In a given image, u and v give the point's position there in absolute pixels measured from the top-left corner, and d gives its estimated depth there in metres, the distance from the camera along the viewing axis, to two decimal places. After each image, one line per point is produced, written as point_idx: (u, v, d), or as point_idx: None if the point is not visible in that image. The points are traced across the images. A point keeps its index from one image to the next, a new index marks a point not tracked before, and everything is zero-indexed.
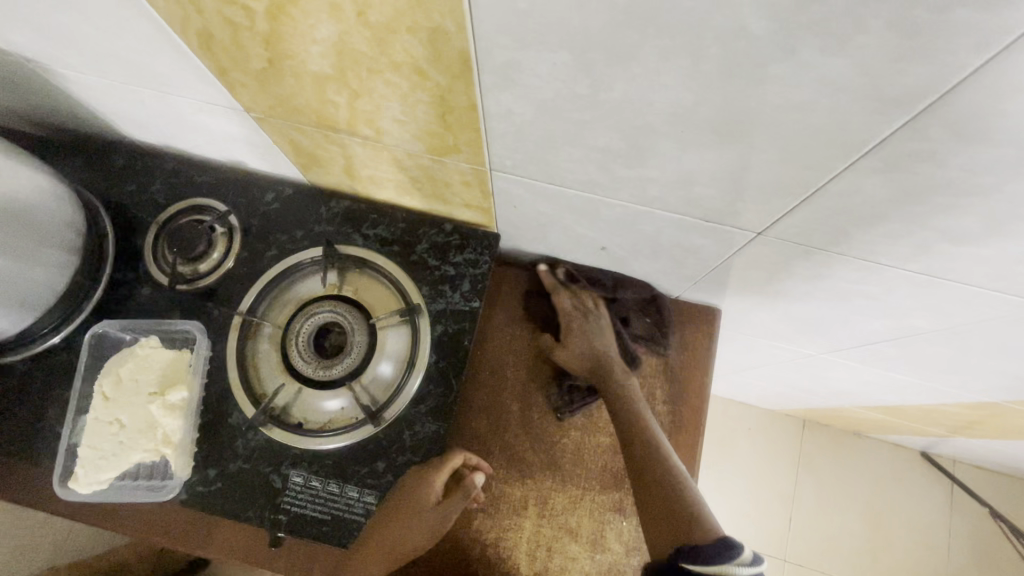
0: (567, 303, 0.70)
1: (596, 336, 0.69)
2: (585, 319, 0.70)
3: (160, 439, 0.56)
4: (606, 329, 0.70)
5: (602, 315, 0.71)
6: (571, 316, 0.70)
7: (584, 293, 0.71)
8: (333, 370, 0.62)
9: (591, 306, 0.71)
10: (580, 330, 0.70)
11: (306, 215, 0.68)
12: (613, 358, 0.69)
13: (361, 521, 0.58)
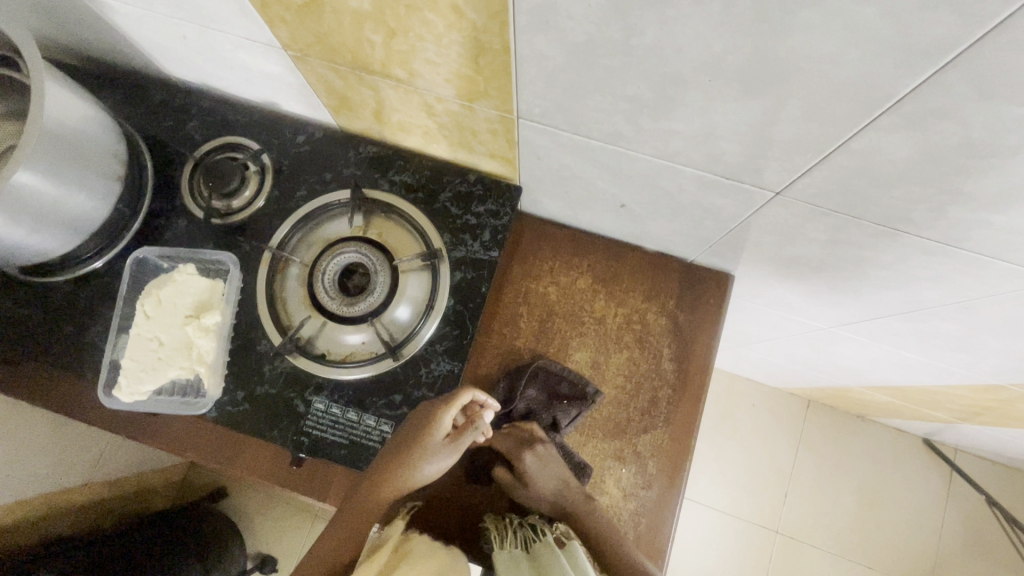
0: (507, 446, 0.69)
1: (542, 472, 0.67)
2: (525, 456, 0.68)
3: (194, 358, 0.60)
4: (551, 458, 0.68)
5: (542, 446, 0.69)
6: (519, 458, 0.68)
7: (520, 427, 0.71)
8: (356, 307, 0.65)
9: (530, 450, 0.68)
10: (531, 463, 0.67)
11: (335, 158, 0.70)
12: (570, 485, 0.67)
13: (377, 447, 0.62)
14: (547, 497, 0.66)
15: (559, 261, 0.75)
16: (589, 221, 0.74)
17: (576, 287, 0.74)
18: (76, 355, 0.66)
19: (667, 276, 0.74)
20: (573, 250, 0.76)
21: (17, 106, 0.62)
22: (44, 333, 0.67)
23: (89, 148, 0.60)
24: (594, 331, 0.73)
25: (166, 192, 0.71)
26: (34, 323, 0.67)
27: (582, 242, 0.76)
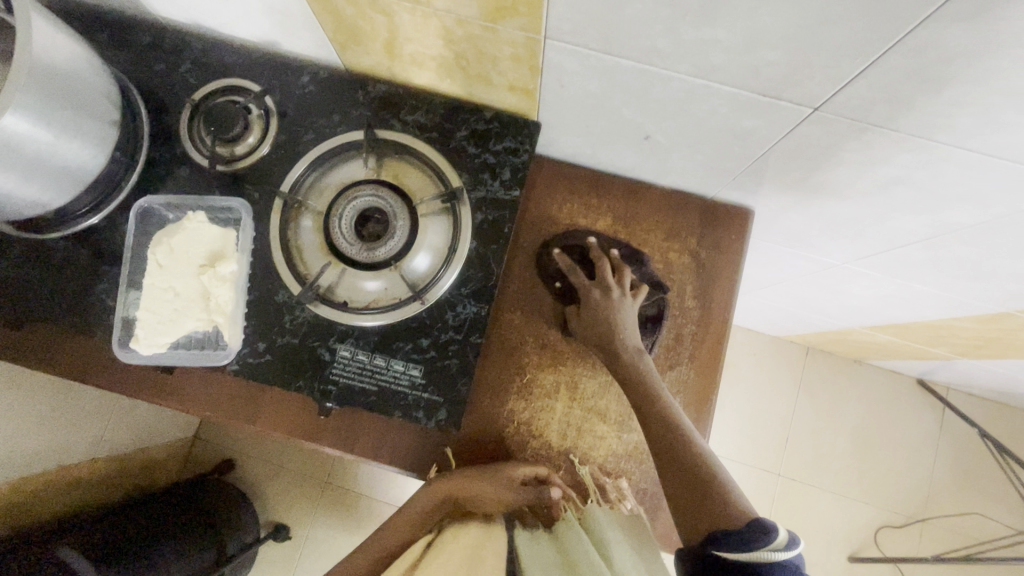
0: (582, 282, 0.67)
1: (613, 311, 0.65)
2: (595, 296, 0.66)
3: (213, 309, 0.58)
4: (631, 310, 0.66)
5: (626, 299, 0.66)
6: (590, 294, 0.66)
7: (601, 266, 0.68)
8: (377, 252, 0.63)
9: (608, 291, 0.66)
10: (602, 309, 0.65)
11: (343, 99, 0.67)
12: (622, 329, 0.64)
13: (406, 392, 0.61)
14: (595, 336, 0.65)
15: (577, 203, 0.74)
16: (608, 160, 0.72)
17: (596, 228, 0.73)
18: (84, 314, 0.64)
19: (688, 213, 0.73)
20: (591, 191, 0.74)
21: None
22: (48, 292, 0.64)
23: (83, 87, 0.56)
24: None
25: (166, 140, 0.67)
26: (37, 281, 0.64)
27: (600, 182, 0.74)
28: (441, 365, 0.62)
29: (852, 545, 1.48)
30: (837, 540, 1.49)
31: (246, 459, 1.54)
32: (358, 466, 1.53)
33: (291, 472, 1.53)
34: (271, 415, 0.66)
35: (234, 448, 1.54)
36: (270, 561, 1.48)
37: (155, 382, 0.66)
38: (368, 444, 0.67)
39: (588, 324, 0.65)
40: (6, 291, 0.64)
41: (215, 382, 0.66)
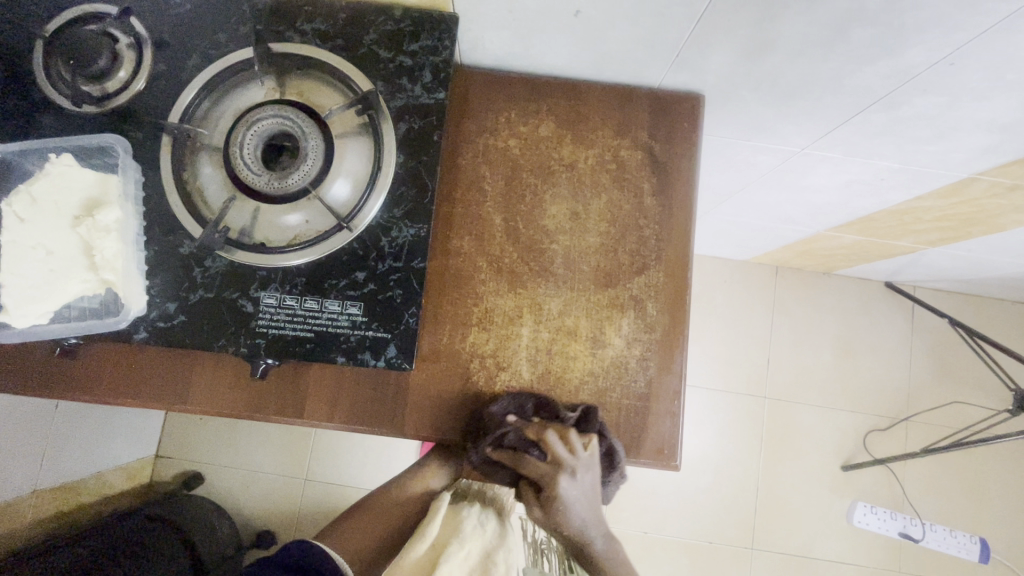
0: (541, 468, 0.58)
1: (574, 520, 0.58)
2: (561, 490, 0.57)
3: (100, 264, 0.49)
4: (592, 477, 0.58)
5: (594, 455, 0.58)
6: (556, 486, 0.57)
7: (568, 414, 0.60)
8: (289, 180, 0.54)
9: (567, 478, 0.57)
10: (569, 481, 0.57)
11: (226, 16, 0.58)
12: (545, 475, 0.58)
13: (348, 333, 0.54)
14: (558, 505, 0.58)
15: (514, 110, 0.67)
16: (540, 56, 0.65)
17: (538, 135, 0.66)
18: None
19: (635, 107, 0.67)
20: (527, 95, 0.67)
21: None
22: None
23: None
24: (567, 179, 0.66)
25: (19, 86, 0.56)
26: None
27: (536, 85, 0.67)
28: (383, 298, 0.54)
29: (843, 453, 1.49)
30: (829, 452, 1.49)
31: (216, 473, 1.44)
32: (337, 460, 1.44)
33: (267, 478, 1.44)
34: (204, 386, 0.59)
35: (204, 460, 1.44)
36: None
37: (65, 371, 0.58)
38: (320, 392, 0.60)
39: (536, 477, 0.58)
40: None
41: (134, 364, 0.58)
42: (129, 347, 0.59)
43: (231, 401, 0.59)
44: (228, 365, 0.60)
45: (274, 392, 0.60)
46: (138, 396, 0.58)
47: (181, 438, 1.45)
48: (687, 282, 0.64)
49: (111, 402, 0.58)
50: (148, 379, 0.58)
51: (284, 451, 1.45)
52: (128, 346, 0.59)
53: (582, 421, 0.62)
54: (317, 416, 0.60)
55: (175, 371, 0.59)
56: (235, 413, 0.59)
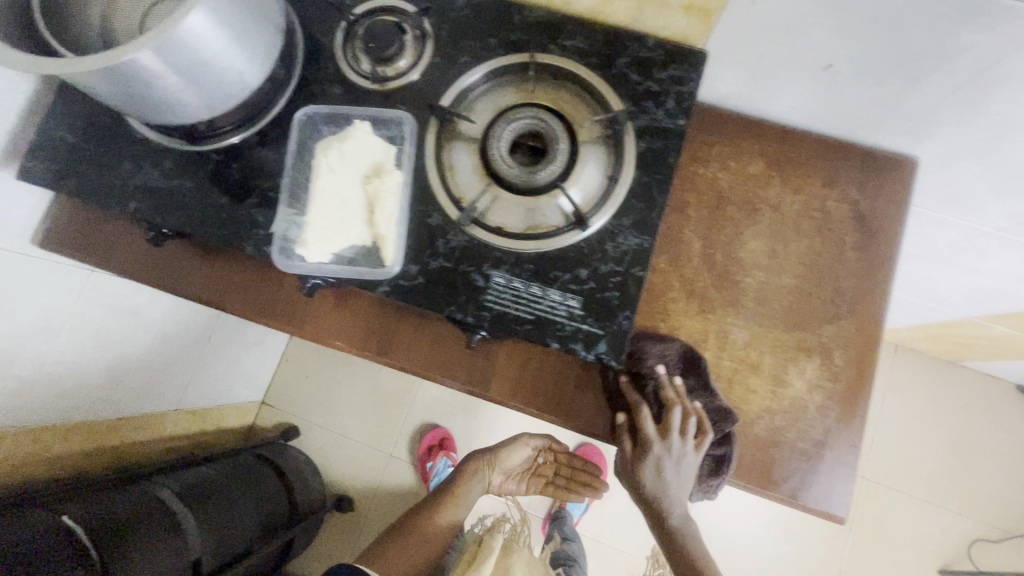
0: (647, 414, 0.62)
1: (668, 488, 0.64)
2: (653, 450, 0.62)
3: (378, 220, 0.56)
4: (692, 468, 0.63)
5: (691, 451, 0.62)
6: (648, 457, 0.62)
7: (670, 416, 0.62)
8: (537, 176, 0.60)
9: (667, 459, 0.62)
10: (656, 479, 0.64)
11: (497, 23, 0.64)
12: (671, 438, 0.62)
13: (565, 323, 0.58)
14: (650, 496, 0.65)
15: (728, 146, 0.70)
16: (766, 100, 0.68)
17: (747, 172, 0.69)
18: (235, 232, 0.62)
19: (847, 162, 0.69)
20: (742, 134, 0.70)
21: None
22: (197, 208, 0.62)
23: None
24: (770, 219, 0.68)
25: (317, 59, 0.65)
26: (188, 194, 0.63)
27: (752, 126, 0.70)
28: (602, 297, 0.58)
29: (940, 556, 1.39)
30: (925, 552, 1.40)
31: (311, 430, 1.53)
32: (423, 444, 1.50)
33: (356, 445, 1.51)
34: (404, 342, 0.66)
35: (303, 416, 1.54)
36: (332, 535, 1.46)
37: (295, 304, 0.66)
38: (506, 370, 0.65)
39: (627, 475, 0.65)
40: (157, 203, 0.63)
41: (349, 309, 0.66)
42: (349, 294, 0.66)
43: (424, 360, 0.65)
44: (426, 328, 0.66)
45: (463, 361, 0.65)
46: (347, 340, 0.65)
47: (287, 391, 1.56)
48: (878, 340, 0.65)
49: (324, 341, 0.66)
50: (360, 326, 0.66)
51: (375, 423, 1.53)
52: (347, 293, 0.67)
53: (751, 453, 0.63)
54: (494, 392, 0.65)
55: (382, 324, 0.66)
56: (428, 372, 0.65)
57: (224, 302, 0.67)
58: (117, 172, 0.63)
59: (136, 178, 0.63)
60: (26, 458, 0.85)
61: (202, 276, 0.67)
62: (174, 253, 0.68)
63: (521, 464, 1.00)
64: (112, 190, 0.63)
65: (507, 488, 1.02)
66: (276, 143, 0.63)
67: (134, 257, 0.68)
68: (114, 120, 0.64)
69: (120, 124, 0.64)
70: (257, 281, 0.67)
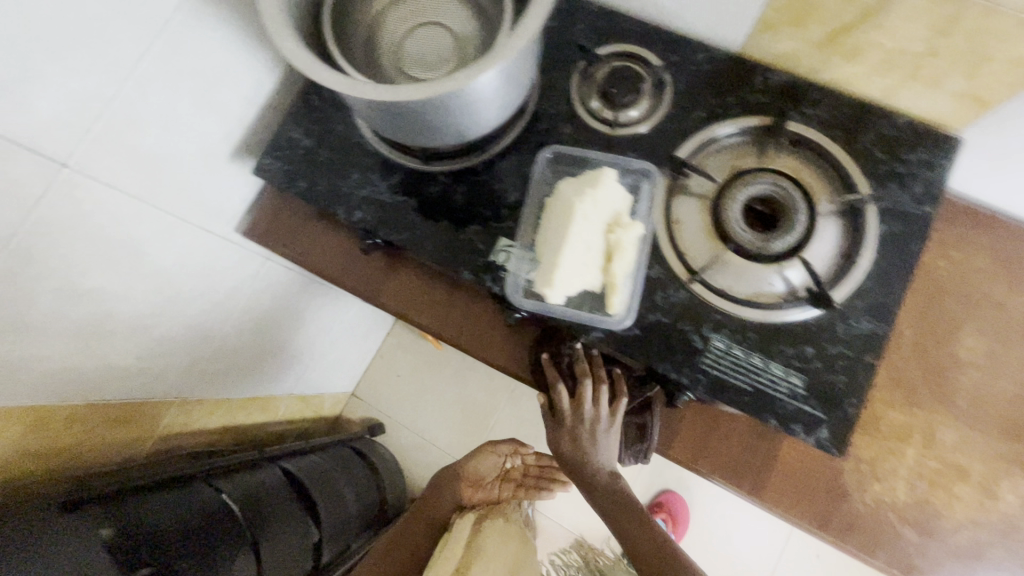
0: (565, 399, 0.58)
1: (600, 455, 0.58)
2: (564, 406, 0.58)
3: (615, 269, 0.55)
4: (615, 438, 0.58)
5: (605, 417, 0.57)
6: (567, 424, 0.58)
7: (581, 385, 0.57)
8: (772, 245, 0.58)
9: (586, 412, 0.57)
10: (575, 447, 0.58)
11: (738, 83, 0.64)
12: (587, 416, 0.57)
13: (784, 400, 0.56)
14: (609, 475, 0.58)
15: (952, 233, 0.67)
16: (1006, 192, 0.65)
17: (971, 264, 0.66)
18: (455, 255, 0.63)
19: None
20: (969, 223, 0.67)
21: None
22: (420, 227, 0.64)
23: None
24: (993, 316, 0.64)
25: (550, 96, 0.66)
26: (412, 212, 0.64)
27: (980, 215, 0.67)
28: (827, 380, 0.56)
29: None
30: None
31: (395, 429, 1.55)
32: None
33: (437, 451, 1.53)
34: None
35: (389, 413, 1.56)
36: None
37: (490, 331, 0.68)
38: (689, 431, 0.65)
39: (573, 448, 0.58)
40: (381, 216, 0.65)
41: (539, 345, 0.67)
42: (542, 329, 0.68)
43: None
44: None
45: None
46: (536, 375, 0.67)
47: (376, 387, 1.59)
48: None
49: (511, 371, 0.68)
50: None
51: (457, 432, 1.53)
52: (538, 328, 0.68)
53: (950, 562, 0.60)
54: (677, 452, 0.64)
55: None
56: None
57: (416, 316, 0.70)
58: (346, 181, 0.66)
59: (363, 189, 0.65)
60: (178, 430, 0.89)
61: (395, 286, 0.70)
62: (376, 265, 0.71)
63: (492, 473, 0.98)
64: (339, 198, 0.65)
65: (480, 498, 0.95)
66: (502, 174, 0.64)
67: (334, 257, 0.71)
68: (348, 131, 0.67)
69: (354, 135, 0.66)
70: (448, 304, 0.68)
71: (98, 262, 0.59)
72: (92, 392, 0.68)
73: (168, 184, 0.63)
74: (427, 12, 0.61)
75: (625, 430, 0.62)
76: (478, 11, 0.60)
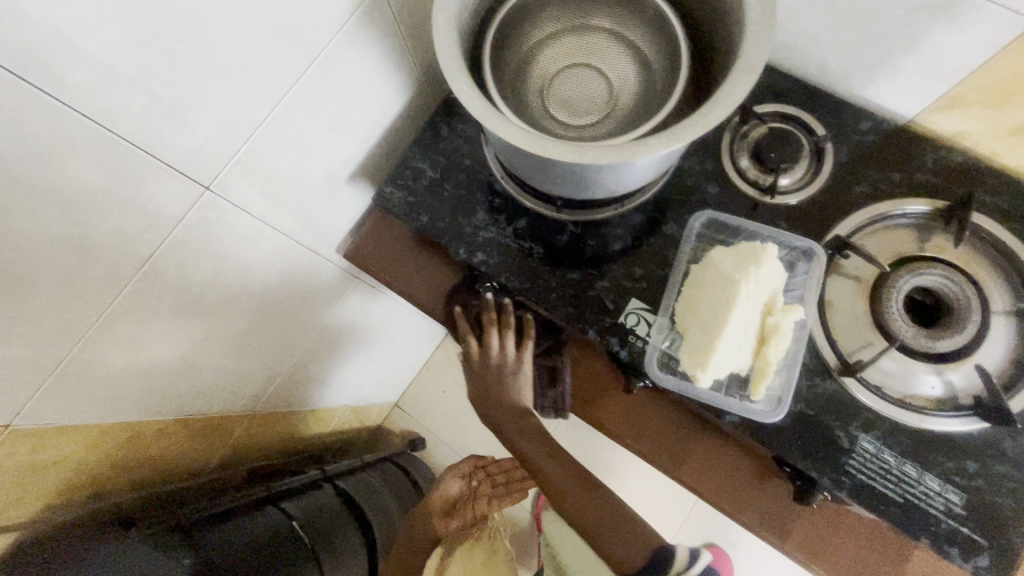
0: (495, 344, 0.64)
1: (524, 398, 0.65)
2: (487, 349, 0.64)
3: (768, 356, 0.50)
4: (525, 380, 0.65)
5: (512, 352, 0.64)
6: (491, 367, 0.65)
7: (487, 335, 0.64)
8: (938, 345, 0.53)
9: (496, 351, 0.64)
10: (482, 368, 0.65)
11: (906, 159, 0.59)
12: (512, 364, 0.64)
13: (940, 518, 0.51)
14: (520, 411, 0.65)
15: None
16: None
17: None
18: (580, 312, 0.59)
19: None
20: None
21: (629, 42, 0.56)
22: (544, 277, 0.60)
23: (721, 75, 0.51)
24: None
25: (696, 151, 0.61)
26: (538, 260, 0.61)
27: None
28: (990, 501, 0.51)
29: None
30: None
31: (435, 446, 1.52)
32: None
33: None
34: (702, 462, 0.62)
35: (431, 430, 1.53)
36: None
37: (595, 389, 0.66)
38: (802, 534, 0.59)
39: (481, 381, 0.66)
40: (504, 261, 0.61)
41: (649, 411, 0.64)
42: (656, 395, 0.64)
43: (719, 487, 0.61)
44: (730, 455, 0.62)
45: (761, 500, 0.60)
46: (641, 441, 0.63)
47: (420, 400, 1.56)
48: None
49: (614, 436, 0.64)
50: (659, 432, 0.63)
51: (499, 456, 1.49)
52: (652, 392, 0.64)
53: None
54: (794, 546, 0.59)
55: (682, 437, 0.63)
56: (713, 498, 0.61)
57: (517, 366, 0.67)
58: (469, 218, 0.62)
59: (487, 229, 0.62)
60: (246, 440, 0.86)
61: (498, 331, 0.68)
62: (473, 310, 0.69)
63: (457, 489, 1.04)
64: (461, 235, 0.62)
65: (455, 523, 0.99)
66: (638, 230, 0.60)
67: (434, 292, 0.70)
68: (477, 166, 0.63)
69: (482, 172, 0.63)
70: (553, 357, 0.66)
71: (209, 283, 0.56)
72: (182, 407, 0.66)
73: (290, 205, 0.60)
74: (582, 53, 0.57)
75: (541, 374, 0.67)
76: (640, 57, 0.56)
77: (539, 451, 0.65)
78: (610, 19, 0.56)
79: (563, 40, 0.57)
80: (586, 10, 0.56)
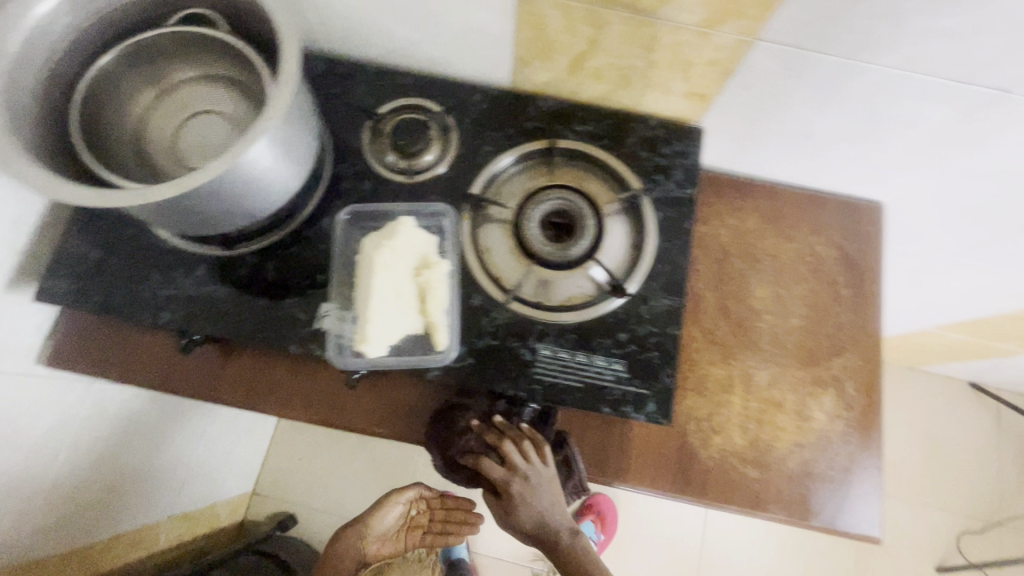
0: (137, 367, 0.65)
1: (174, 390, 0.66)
2: (135, 370, 0.65)
3: (430, 308, 0.58)
4: (186, 371, 0.66)
5: (151, 354, 0.66)
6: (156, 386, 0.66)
7: (124, 364, 0.66)
8: (571, 252, 0.64)
9: (142, 367, 0.66)
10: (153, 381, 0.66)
11: (514, 114, 0.70)
12: (168, 363, 0.66)
13: (613, 387, 0.61)
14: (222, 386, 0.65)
15: (725, 206, 0.77)
16: (752, 163, 0.76)
17: (745, 227, 0.76)
18: (277, 332, 0.61)
19: (826, 211, 0.78)
20: (736, 194, 0.78)
21: (229, 81, 0.60)
22: (235, 312, 0.62)
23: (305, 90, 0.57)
24: (770, 266, 0.75)
25: (345, 158, 0.68)
26: (225, 299, 0.62)
27: (742, 185, 0.78)
28: (643, 358, 0.62)
29: (935, 553, 1.48)
30: (917, 552, 1.48)
31: (309, 516, 1.46)
32: None
33: None
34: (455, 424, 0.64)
35: (300, 500, 1.46)
36: None
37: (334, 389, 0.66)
38: (557, 429, 0.65)
39: (187, 386, 0.66)
40: (192, 311, 0.62)
41: (386, 394, 0.66)
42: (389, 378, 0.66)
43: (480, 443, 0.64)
44: (483, 409, 0.65)
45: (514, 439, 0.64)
46: (391, 426, 0.65)
47: (279, 477, 1.48)
48: (879, 365, 0.72)
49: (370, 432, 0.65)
50: (402, 410, 0.66)
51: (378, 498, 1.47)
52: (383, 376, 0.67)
53: (788, 487, 0.68)
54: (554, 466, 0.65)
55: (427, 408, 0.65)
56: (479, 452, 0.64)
57: (262, 395, 0.65)
58: (145, 283, 0.62)
59: (166, 287, 0.62)
60: None
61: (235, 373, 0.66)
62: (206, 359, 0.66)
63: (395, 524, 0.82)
64: (140, 302, 0.62)
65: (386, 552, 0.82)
66: (311, 241, 0.64)
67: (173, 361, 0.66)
68: (140, 232, 0.64)
69: (146, 235, 0.64)
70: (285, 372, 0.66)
71: None
72: None
73: None
74: (191, 103, 0.60)
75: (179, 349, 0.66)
76: (244, 90, 0.60)
77: (369, 417, 0.65)
78: (200, 64, 0.60)
79: (168, 97, 0.60)
80: (177, 65, 0.60)
